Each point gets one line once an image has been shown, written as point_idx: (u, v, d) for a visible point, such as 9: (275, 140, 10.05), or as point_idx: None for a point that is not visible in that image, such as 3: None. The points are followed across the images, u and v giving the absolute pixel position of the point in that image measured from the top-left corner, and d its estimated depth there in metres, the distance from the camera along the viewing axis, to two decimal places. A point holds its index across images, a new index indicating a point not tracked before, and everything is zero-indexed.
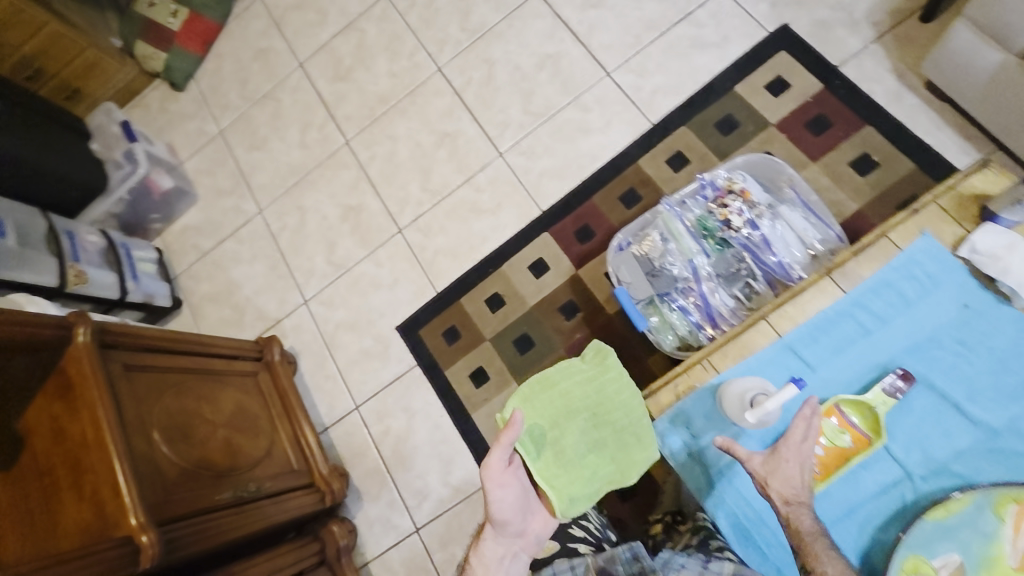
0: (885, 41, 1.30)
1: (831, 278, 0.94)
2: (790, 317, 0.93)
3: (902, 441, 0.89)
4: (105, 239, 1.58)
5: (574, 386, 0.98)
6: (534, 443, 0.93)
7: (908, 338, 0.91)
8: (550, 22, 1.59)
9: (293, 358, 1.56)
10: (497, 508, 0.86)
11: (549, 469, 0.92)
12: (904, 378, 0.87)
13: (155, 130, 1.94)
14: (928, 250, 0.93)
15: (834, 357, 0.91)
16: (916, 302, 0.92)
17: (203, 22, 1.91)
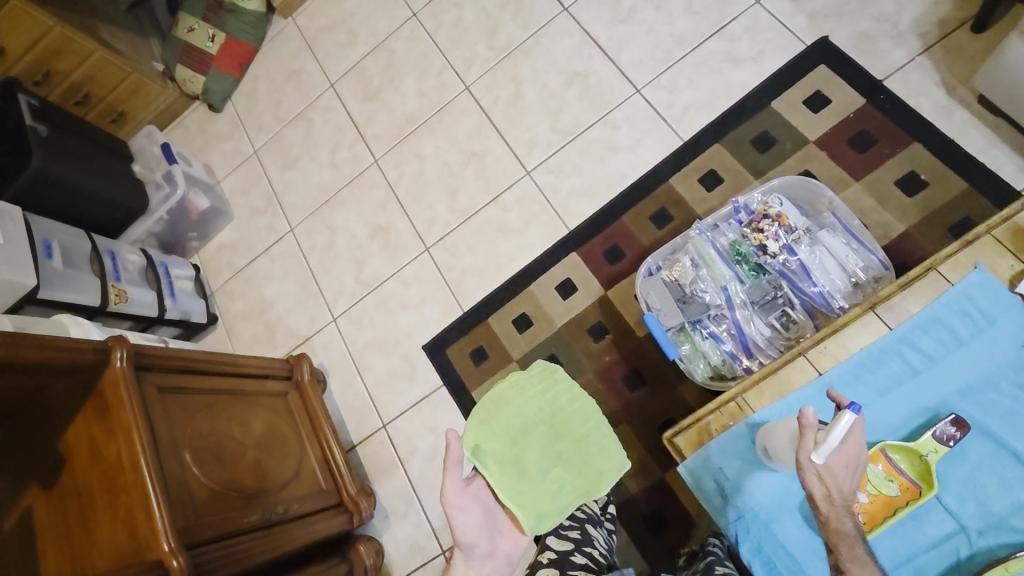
0: (933, 53, 1.24)
1: (875, 313, 0.87)
2: (832, 354, 0.86)
3: (955, 491, 0.84)
4: (144, 258, 1.64)
5: (528, 401, 0.98)
6: (498, 466, 0.92)
7: (962, 381, 0.85)
8: (578, 39, 1.57)
9: (323, 376, 1.58)
10: (462, 532, 0.92)
11: (517, 490, 0.92)
12: (957, 426, 0.82)
13: (194, 150, 2.01)
14: (983, 285, 0.86)
15: (879, 399, 0.85)
16: (970, 341, 0.85)
17: (240, 45, 1.96)
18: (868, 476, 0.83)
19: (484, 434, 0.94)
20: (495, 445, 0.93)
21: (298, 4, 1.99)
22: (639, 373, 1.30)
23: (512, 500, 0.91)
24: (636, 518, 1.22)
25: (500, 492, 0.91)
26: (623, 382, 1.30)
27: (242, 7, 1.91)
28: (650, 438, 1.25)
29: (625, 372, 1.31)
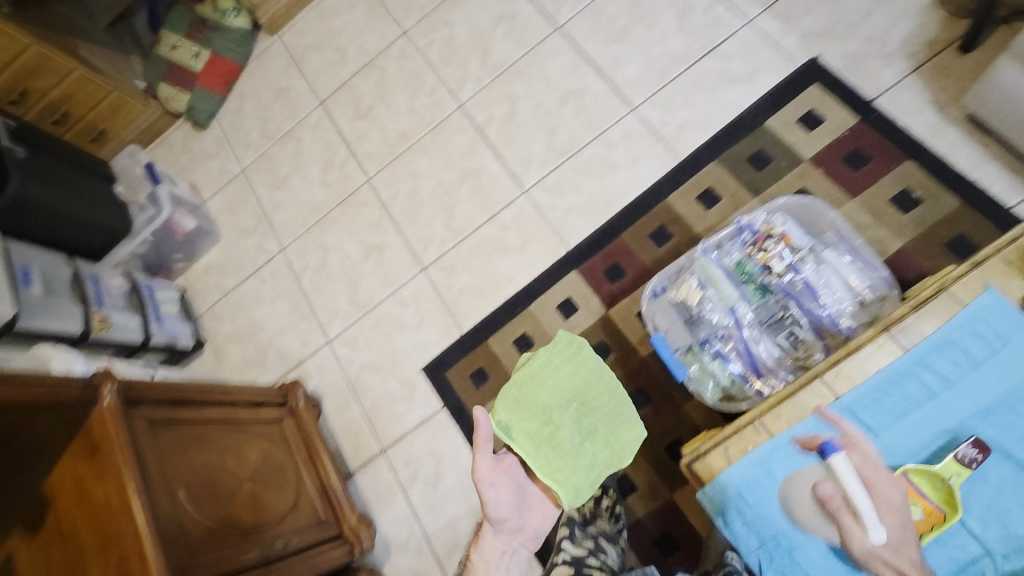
0: (922, 73, 1.27)
1: (889, 334, 0.81)
2: (848, 377, 0.80)
3: (978, 515, 0.72)
4: (128, 282, 1.58)
5: (559, 380, 1.08)
6: (533, 441, 1.02)
7: (980, 399, 0.75)
8: (572, 57, 1.58)
9: (318, 401, 1.54)
10: (493, 508, 1.01)
11: (551, 464, 1.00)
12: (979, 447, 0.72)
13: (178, 169, 1.96)
14: (996, 307, 0.77)
15: (895, 422, 0.76)
16: (987, 359, 0.76)
17: (225, 63, 1.92)
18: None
19: (518, 411, 1.04)
20: (529, 421, 1.03)
21: (285, 21, 1.96)
22: (644, 393, 1.29)
23: (547, 475, 1.00)
24: (646, 541, 1.21)
25: (535, 469, 0.99)
26: None
27: (227, 24, 1.89)
28: (657, 459, 1.24)
29: (631, 391, 1.30)
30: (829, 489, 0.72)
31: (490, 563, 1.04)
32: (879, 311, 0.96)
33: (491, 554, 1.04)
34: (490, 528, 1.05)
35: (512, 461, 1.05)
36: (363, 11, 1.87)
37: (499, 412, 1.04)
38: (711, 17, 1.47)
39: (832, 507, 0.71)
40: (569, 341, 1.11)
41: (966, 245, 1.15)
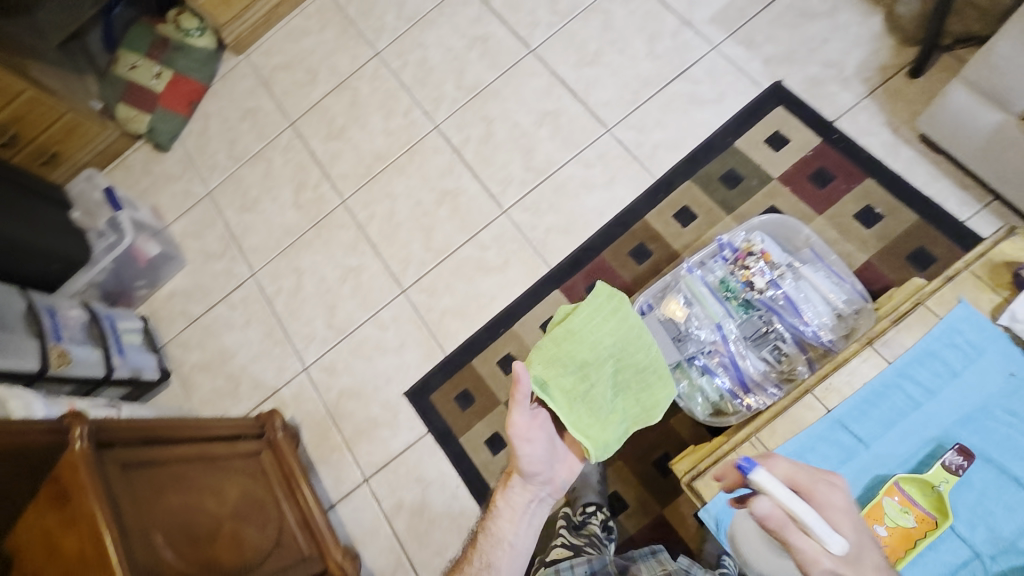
0: (876, 96, 1.35)
1: (873, 347, 0.91)
2: (838, 391, 0.89)
3: (965, 518, 0.85)
4: (87, 312, 1.49)
5: (598, 335, 0.97)
6: (567, 394, 0.94)
7: (960, 410, 0.89)
8: (547, 80, 1.60)
9: (296, 431, 1.48)
10: (525, 461, 0.97)
11: (585, 419, 0.94)
12: (963, 455, 0.85)
13: (139, 192, 1.87)
14: (969, 318, 0.90)
15: (886, 432, 0.88)
16: (963, 371, 0.89)
17: (189, 83, 1.86)
18: (884, 510, 0.83)
19: (555, 365, 0.95)
20: (565, 375, 0.95)
21: (252, 41, 1.92)
22: None
23: (579, 429, 0.93)
24: None
25: (569, 425, 0.93)
26: None
27: (190, 44, 1.85)
28: (646, 474, 1.25)
29: None
30: (771, 509, 0.66)
31: (514, 512, 1.01)
32: (855, 324, 1.01)
33: (519, 504, 1.01)
34: (518, 479, 1.02)
35: (546, 417, 0.98)
36: (334, 32, 1.85)
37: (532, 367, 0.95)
38: (680, 42, 1.53)
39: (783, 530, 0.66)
40: (608, 297, 0.99)
41: (926, 257, 1.22)
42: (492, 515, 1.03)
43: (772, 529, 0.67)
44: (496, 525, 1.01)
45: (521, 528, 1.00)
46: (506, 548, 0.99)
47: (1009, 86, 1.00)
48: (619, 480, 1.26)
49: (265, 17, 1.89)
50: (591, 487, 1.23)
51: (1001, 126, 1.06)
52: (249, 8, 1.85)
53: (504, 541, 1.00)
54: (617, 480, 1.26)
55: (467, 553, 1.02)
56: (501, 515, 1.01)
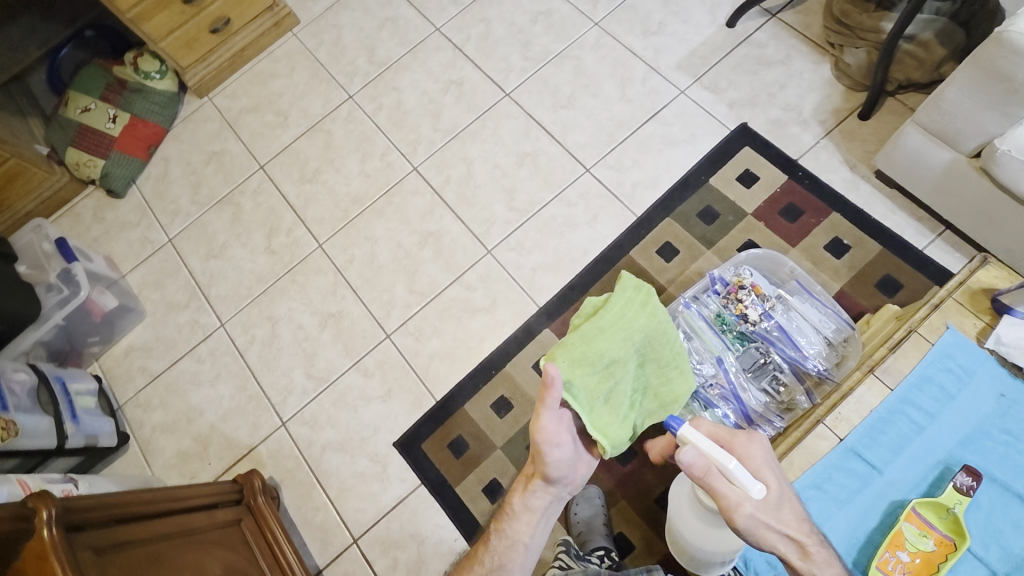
0: (833, 136, 1.46)
1: (874, 374, 1.03)
2: (847, 420, 1.00)
3: (979, 538, 0.94)
4: (35, 375, 1.35)
5: (627, 333, 1.02)
6: (593, 391, 0.96)
7: (960, 432, 1.01)
8: (523, 121, 1.64)
9: (275, 493, 1.38)
10: (552, 464, 0.92)
11: (607, 416, 0.97)
12: (971, 475, 0.96)
13: (90, 241, 1.74)
14: (957, 343, 1.04)
15: (895, 457, 0.99)
16: (957, 395, 1.02)
17: (148, 126, 1.77)
18: (906, 535, 0.93)
19: (585, 362, 0.98)
20: (593, 371, 0.98)
21: (215, 83, 1.87)
22: (630, 446, 1.30)
23: (600, 427, 0.95)
24: None
25: (590, 423, 0.95)
26: (615, 458, 1.29)
27: (151, 86, 1.78)
28: (648, 512, 1.25)
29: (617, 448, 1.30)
30: (697, 458, 0.69)
31: (534, 513, 0.97)
32: (846, 352, 1.08)
33: (538, 505, 0.97)
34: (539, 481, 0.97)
35: (570, 416, 0.93)
36: (303, 75, 1.83)
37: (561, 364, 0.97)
38: (650, 86, 1.61)
39: (709, 478, 0.69)
40: (635, 295, 1.04)
41: (893, 284, 1.31)
42: (508, 517, 0.97)
43: (698, 479, 0.70)
44: (511, 527, 0.97)
45: (538, 530, 0.97)
46: (522, 549, 0.96)
47: (959, 128, 1.11)
48: (622, 520, 1.25)
49: (230, 61, 1.85)
50: (597, 529, 1.22)
51: (952, 163, 1.17)
52: (213, 51, 1.81)
53: (522, 538, 0.96)
54: (621, 520, 1.25)
55: (474, 553, 0.99)
56: (519, 517, 0.96)
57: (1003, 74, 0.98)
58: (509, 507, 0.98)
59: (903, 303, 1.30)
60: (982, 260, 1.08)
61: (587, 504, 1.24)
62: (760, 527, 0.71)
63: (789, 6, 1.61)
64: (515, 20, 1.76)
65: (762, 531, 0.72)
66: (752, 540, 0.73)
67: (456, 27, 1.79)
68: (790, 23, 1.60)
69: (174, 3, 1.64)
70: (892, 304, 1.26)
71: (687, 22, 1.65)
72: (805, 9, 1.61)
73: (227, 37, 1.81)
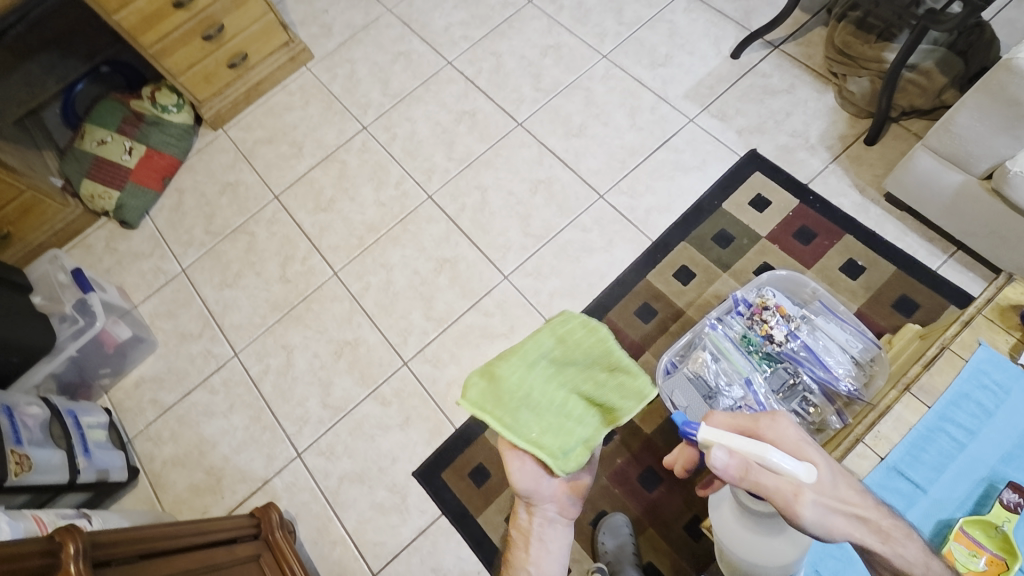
0: (841, 161, 1.50)
1: (911, 392, 1.02)
2: (887, 438, 1.01)
3: None
4: (48, 409, 1.32)
5: (535, 345, 0.73)
6: (513, 410, 0.71)
7: (1001, 449, 1.00)
8: (536, 150, 1.67)
9: (292, 527, 1.35)
10: (520, 488, 0.79)
11: (538, 427, 0.71)
12: (1017, 491, 0.95)
13: (101, 272, 1.73)
14: (991, 360, 1.03)
15: (940, 475, 0.99)
16: (996, 411, 1.02)
17: (163, 158, 1.79)
18: (956, 555, 0.92)
19: (494, 383, 0.71)
20: (502, 388, 0.71)
21: (231, 115, 1.90)
22: (655, 472, 1.28)
23: (528, 439, 0.71)
24: None
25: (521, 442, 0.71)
26: (640, 484, 1.28)
27: (167, 119, 1.80)
28: (677, 540, 1.22)
29: (642, 473, 1.28)
30: (730, 459, 0.62)
31: (529, 540, 0.87)
32: (872, 371, 1.10)
33: (534, 531, 0.86)
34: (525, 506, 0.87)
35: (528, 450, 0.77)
36: (317, 107, 1.87)
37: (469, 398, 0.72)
38: (659, 115, 1.65)
39: (751, 475, 0.62)
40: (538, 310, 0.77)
41: (910, 304, 1.32)
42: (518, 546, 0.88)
43: (737, 480, 0.63)
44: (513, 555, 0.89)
45: (543, 558, 0.87)
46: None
47: (971, 152, 1.14)
48: (650, 548, 1.23)
49: (245, 94, 1.89)
50: (627, 560, 1.18)
51: (964, 184, 1.21)
52: (229, 85, 1.85)
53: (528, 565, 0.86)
54: (649, 549, 1.23)
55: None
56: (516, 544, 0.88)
57: (1011, 99, 1.02)
58: (516, 533, 0.89)
59: (920, 323, 1.31)
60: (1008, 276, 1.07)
61: (613, 534, 1.22)
62: (828, 513, 0.64)
63: (791, 39, 1.68)
64: (525, 53, 1.82)
65: (832, 517, 0.64)
66: (827, 533, 0.65)
67: (468, 60, 1.84)
68: (792, 54, 1.66)
69: (194, 38, 1.68)
70: (911, 324, 1.28)
71: (693, 54, 1.71)
72: (806, 41, 1.67)
73: (244, 72, 1.86)
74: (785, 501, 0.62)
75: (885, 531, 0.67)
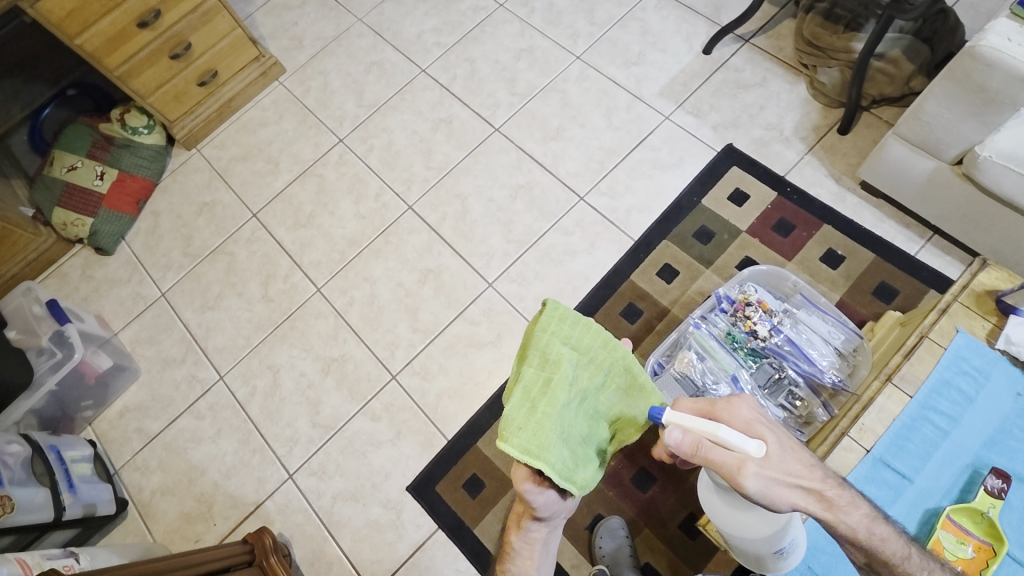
0: (816, 152, 1.51)
1: (894, 383, 1.01)
2: (872, 430, 0.98)
3: (1014, 539, 0.94)
4: (29, 446, 1.28)
5: (569, 376, 0.76)
6: (558, 450, 0.73)
7: (983, 434, 0.99)
8: (515, 154, 1.67)
9: (286, 550, 1.33)
10: (541, 508, 0.79)
11: (572, 461, 0.76)
12: (1001, 477, 0.95)
13: (78, 301, 1.70)
14: (970, 347, 1.01)
15: (925, 465, 0.97)
16: (976, 396, 1.00)
17: (136, 181, 1.76)
18: (944, 544, 0.92)
19: (538, 426, 0.72)
20: (549, 429, 0.72)
21: (204, 134, 1.87)
22: (648, 472, 1.28)
23: (567, 476, 0.75)
24: None
25: (563, 478, 0.74)
26: (634, 485, 1.28)
27: (138, 141, 1.77)
28: (673, 539, 1.23)
29: (635, 474, 1.28)
30: (685, 437, 0.66)
31: (534, 549, 0.86)
32: (856, 361, 1.15)
33: (537, 539, 0.85)
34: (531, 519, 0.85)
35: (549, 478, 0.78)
36: (292, 122, 1.85)
37: (514, 443, 0.72)
38: (635, 114, 1.65)
39: (702, 451, 0.66)
40: (560, 329, 0.78)
41: (889, 291, 1.34)
42: (518, 555, 0.86)
43: (691, 457, 0.67)
44: (514, 566, 0.86)
45: (542, 562, 0.87)
46: None
47: (940, 138, 1.16)
48: (646, 548, 1.23)
49: (217, 112, 1.86)
50: (624, 562, 1.18)
51: (935, 170, 1.22)
52: (201, 103, 1.82)
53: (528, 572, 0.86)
54: (646, 550, 1.23)
55: None
56: (520, 555, 0.86)
57: (978, 85, 1.03)
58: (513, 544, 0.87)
59: (900, 309, 1.33)
60: (982, 262, 1.08)
61: (611, 537, 1.21)
62: (773, 485, 0.68)
63: (761, 32, 1.69)
64: (498, 58, 1.81)
65: (776, 489, 0.68)
66: (773, 504, 0.68)
67: (442, 67, 1.83)
68: (762, 47, 1.67)
69: (161, 58, 1.65)
70: (892, 311, 1.29)
71: (666, 51, 1.72)
72: (776, 33, 1.68)
73: (214, 89, 1.83)
74: (732, 475, 0.66)
75: (830, 500, 0.70)
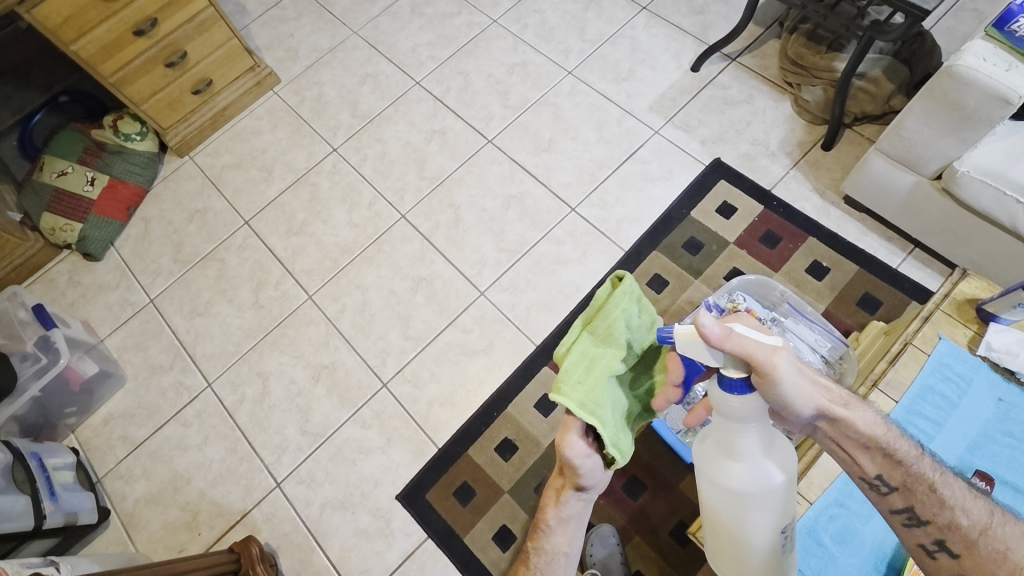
0: (801, 167, 1.55)
1: (879, 389, 1.04)
2: None
3: None
4: (10, 453, 1.25)
5: (627, 346, 0.81)
6: (606, 412, 0.78)
7: (967, 438, 1.00)
8: (507, 165, 1.69)
9: (273, 560, 1.31)
10: (586, 474, 0.81)
11: (617, 426, 0.80)
12: (986, 479, 0.95)
13: (64, 306, 1.68)
14: (952, 352, 1.04)
15: None
16: (959, 401, 1.02)
17: (128, 187, 1.75)
18: None
19: (593, 383, 0.78)
20: (601, 389, 0.78)
21: (196, 142, 1.87)
22: (639, 480, 1.28)
23: (613, 438, 0.79)
24: None
25: (609, 441, 0.78)
26: (625, 493, 1.28)
27: (131, 148, 1.77)
28: (664, 546, 1.23)
29: (626, 481, 1.28)
30: (716, 326, 0.64)
31: (569, 525, 0.86)
32: (842, 369, 1.17)
33: (572, 515, 0.86)
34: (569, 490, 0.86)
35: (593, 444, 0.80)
36: (286, 130, 1.86)
37: (569, 395, 0.77)
38: (625, 127, 1.69)
39: (735, 339, 0.64)
40: (630, 303, 0.81)
41: (873, 301, 1.37)
42: (547, 531, 0.86)
43: (724, 349, 0.64)
44: (548, 540, 0.86)
45: (576, 538, 0.86)
46: (564, 561, 0.85)
47: (921, 154, 1.20)
48: (637, 556, 1.23)
49: (211, 120, 1.87)
50: (615, 569, 1.19)
51: (916, 185, 1.26)
52: (195, 111, 1.83)
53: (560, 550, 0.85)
54: (637, 557, 1.23)
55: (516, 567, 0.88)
56: (555, 531, 0.85)
57: (955, 103, 1.07)
58: (542, 519, 0.87)
59: (884, 319, 1.36)
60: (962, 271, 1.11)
61: (602, 544, 1.22)
62: (801, 376, 0.71)
63: (747, 51, 1.74)
64: (491, 71, 1.84)
65: (804, 382, 0.71)
66: (803, 398, 0.71)
67: (436, 79, 1.86)
68: (748, 65, 1.72)
69: (157, 66, 1.65)
70: (875, 321, 1.32)
71: (655, 69, 1.76)
72: (761, 53, 1.74)
73: (209, 97, 1.84)
74: (766, 363, 0.65)
75: (846, 399, 0.75)
